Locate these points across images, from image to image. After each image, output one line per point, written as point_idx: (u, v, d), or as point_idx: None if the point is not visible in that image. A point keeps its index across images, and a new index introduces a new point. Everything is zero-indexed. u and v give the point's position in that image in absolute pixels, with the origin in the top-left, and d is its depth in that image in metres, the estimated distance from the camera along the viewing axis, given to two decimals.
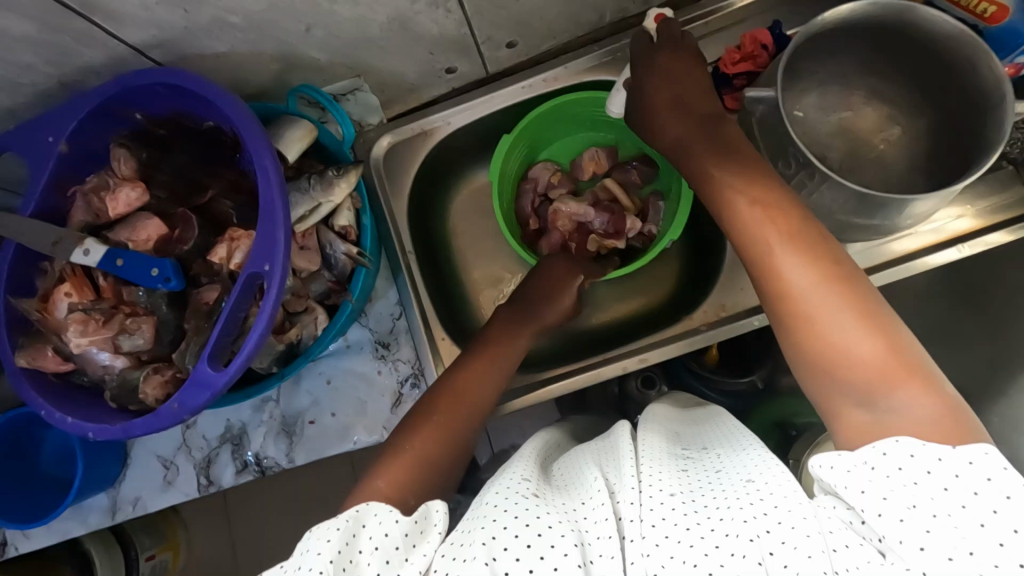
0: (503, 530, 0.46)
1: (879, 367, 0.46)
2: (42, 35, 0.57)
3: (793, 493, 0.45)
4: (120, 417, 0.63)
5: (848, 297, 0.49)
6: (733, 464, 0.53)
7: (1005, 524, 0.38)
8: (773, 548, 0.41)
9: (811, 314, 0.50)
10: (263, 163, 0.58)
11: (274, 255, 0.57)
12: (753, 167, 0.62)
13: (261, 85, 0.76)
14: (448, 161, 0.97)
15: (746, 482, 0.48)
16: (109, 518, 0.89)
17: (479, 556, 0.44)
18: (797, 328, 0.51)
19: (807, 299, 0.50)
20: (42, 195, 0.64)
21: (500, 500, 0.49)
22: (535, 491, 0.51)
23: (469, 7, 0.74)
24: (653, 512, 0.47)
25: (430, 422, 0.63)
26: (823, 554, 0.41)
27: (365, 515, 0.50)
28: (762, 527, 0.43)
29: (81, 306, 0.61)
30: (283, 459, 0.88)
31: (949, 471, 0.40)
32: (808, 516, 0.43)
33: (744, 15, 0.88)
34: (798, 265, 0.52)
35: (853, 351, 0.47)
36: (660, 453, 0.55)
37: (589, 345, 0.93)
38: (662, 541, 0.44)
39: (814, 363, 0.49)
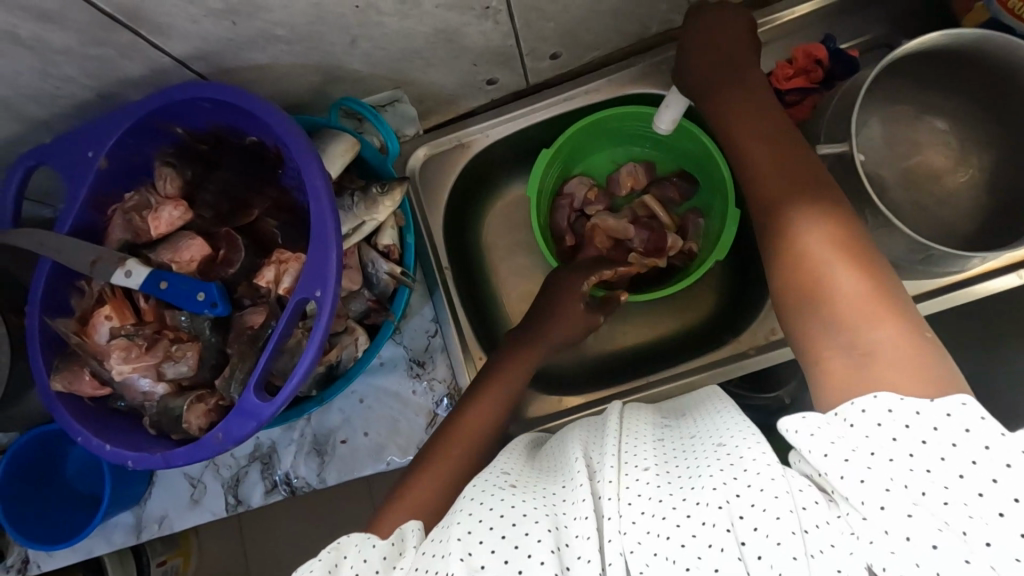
0: (479, 522, 0.51)
1: (859, 304, 0.49)
2: (84, 47, 0.54)
3: (761, 455, 0.48)
4: (161, 444, 0.60)
5: (879, 297, 0.49)
6: (706, 430, 0.57)
7: (983, 474, 0.40)
8: (742, 512, 0.45)
9: (841, 310, 0.49)
10: (314, 184, 0.56)
11: (326, 282, 0.55)
12: (810, 181, 0.58)
13: (301, 96, 0.73)
14: (483, 174, 0.94)
15: (716, 449, 0.53)
16: (135, 537, 0.86)
17: (456, 552, 0.48)
18: (794, 275, 0.54)
19: (840, 292, 0.50)
20: (80, 212, 0.61)
21: (475, 494, 0.54)
22: (511, 482, 0.57)
23: (517, 20, 0.71)
24: (628, 489, 0.51)
25: (437, 459, 0.66)
26: (790, 515, 0.44)
27: (345, 546, 0.55)
28: (731, 492, 0.46)
29: (123, 331, 0.60)
30: (314, 479, 0.86)
31: (926, 425, 0.42)
32: (777, 477, 0.46)
33: (798, 27, 0.84)
34: (829, 257, 0.52)
35: (838, 291, 0.50)
36: (640, 432, 0.60)
37: (627, 366, 0.91)
38: (637, 518, 0.48)
39: (805, 304, 0.52)
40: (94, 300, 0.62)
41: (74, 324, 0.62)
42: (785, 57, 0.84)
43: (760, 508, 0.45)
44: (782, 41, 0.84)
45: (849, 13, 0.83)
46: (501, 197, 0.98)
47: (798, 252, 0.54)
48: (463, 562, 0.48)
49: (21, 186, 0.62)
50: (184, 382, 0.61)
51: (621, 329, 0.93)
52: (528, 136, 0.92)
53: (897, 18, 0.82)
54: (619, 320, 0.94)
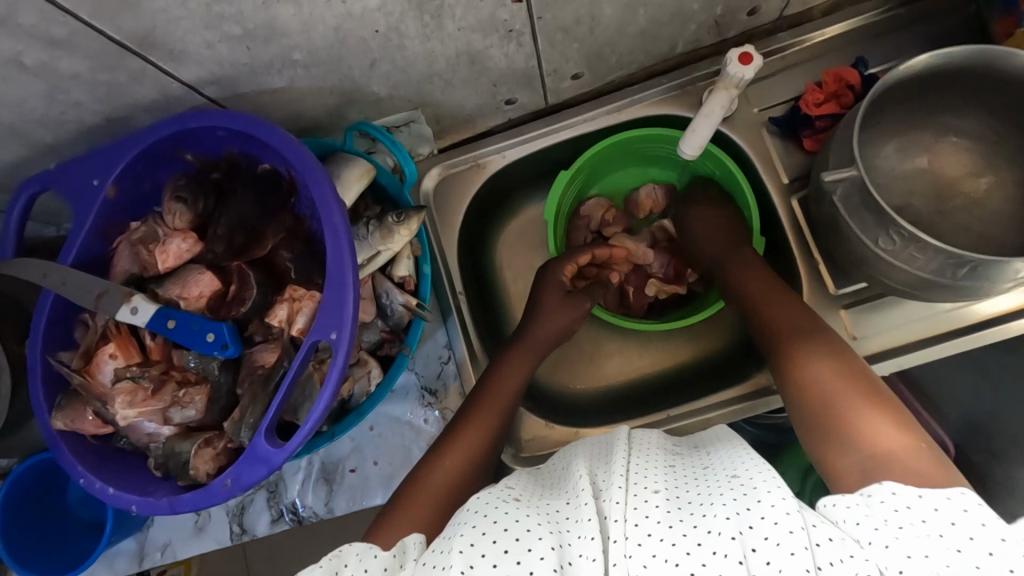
0: (481, 535, 0.49)
1: (889, 441, 0.53)
2: (93, 73, 0.52)
3: (777, 488, 0.48)
4: (165, 488, 0.58)
5: (875, 401, 0.57)
6: (721, 463, 0.56)
7: (982, 549, 0.43)
8: (756, 544, 0.44)
9: (845, 413, 0.57)
10: (331, 221, 0.54)
11: (342, 323, 0.53)
12: (812, 322, 0.69)
13: (316, 118, 0.71)
14: (499, 195, 0.91)
15: (731, 480, 0.52)
16: (136, 565, 0.81)
17: (457, 565, 0.47)
18: (827, 417, 0.58)
19: (841, 402, 0.58)
20: (85, 242, 0.59)
21: (478, 508, 0.53)
22: (515, 497, 0.55)
23: (542, 42, 0.68)
24: (638, 510, 0.50)
25: (439, 468, 0.65)
26: (804, 550, 0.44)
27: (346, 554, 0.53)
28: (745, 523, 0.46)
29: (128, 372, 0.58)
30: (321, 509, 0.81)
31: (929, 506, 0.47)
32: (791, 512, 0.46)
33: (829, 48, 0.82)
34: (830, 378, 0.61)
35: (870, 431, 0.55)
36: (650, 452, 0.59)
37: (647, 395, 0.88)
38: (644, 541, 0.47)
39: (837, 440, 0.56)
40: (98, 335, 0.59)
41: (77, 360, 0.59)
42: (815, 79, 0.81)
43: (774, 542, 0.44)
44: (813, 63, 0.82)
45: (882, 37, 0.80)
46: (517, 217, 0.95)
47: (804, 378, 0.63)
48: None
49: (24, 214, 0.59)
50: (191, 424, 0.59)
51: (638, 355, 0.91)
52: (547, 156, 0.89)
53: (934, 41, 0.79)
54: (635, 346, 0.92)
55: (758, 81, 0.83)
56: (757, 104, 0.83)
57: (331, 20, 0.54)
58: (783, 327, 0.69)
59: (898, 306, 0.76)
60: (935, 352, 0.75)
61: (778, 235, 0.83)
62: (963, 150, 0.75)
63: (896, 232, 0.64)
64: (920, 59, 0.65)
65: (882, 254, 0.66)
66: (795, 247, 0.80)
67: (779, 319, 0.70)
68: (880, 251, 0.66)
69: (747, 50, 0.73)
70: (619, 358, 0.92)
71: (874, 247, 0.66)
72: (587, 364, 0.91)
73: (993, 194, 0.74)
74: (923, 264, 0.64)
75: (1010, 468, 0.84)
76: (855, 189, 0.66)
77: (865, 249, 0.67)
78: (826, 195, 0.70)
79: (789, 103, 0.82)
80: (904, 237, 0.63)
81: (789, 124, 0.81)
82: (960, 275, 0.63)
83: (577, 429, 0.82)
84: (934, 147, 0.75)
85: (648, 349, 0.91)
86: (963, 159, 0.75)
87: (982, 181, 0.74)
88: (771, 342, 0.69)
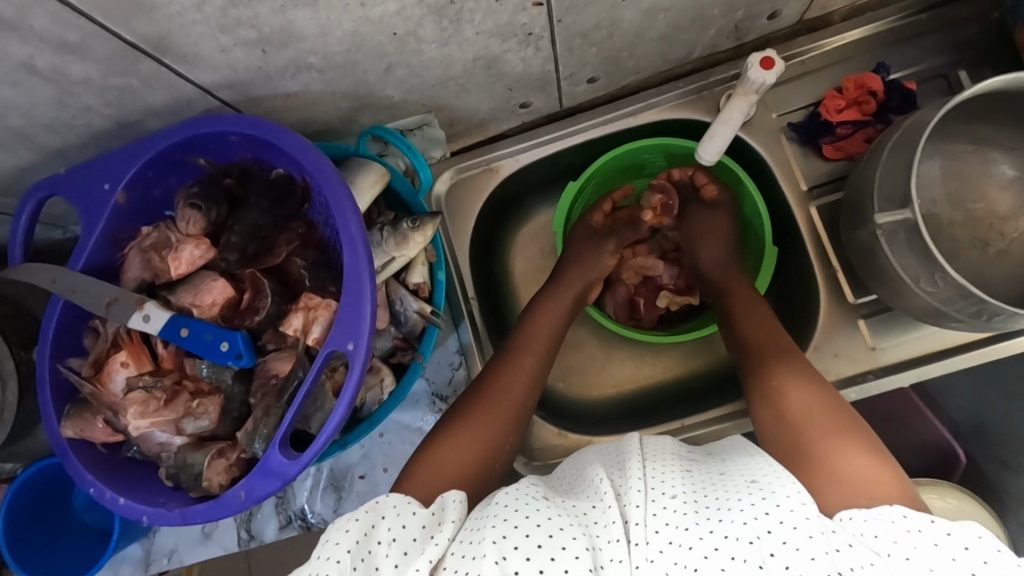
0: (514, 528, 0.48)
1: (869, 474, 0.51)
2: (105, 78, 0.51)
3: (795, 494, 0.48)
4: (177, 499, 0.57)
5: (848, 429, 0.56)
6: (736, 467, 0.55)
7: None
8: (773, 549, 0.44)
9: (816, 438, 0.56)
10: (349, 231, 0.52)
11: (359, 334, 0.52)
12: (784, 337, 0.69)
13: (328, 122, 0.69)
14: (511, 199, 0.90)
15: (749, 483, 0.51)
16: (143, 572, 0.80)
17: (490, 555, 0.46)
18: (800, 439, 0.57)
19: (814, 427, 0.57)
20: (95, 249, 0.58)
21: (509, 501, 0.51)
22: (543, 495, 0.53)
23: (559, 46, 0.67)
24: (657, 516, 0.49)
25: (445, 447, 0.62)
26: (824, 556, 0.43)
27: (383, 506, 0.52)
28: (763, 527, 0.46)
29: (140, 382, 0.57)
30: (330, 516, 0.79)
31: (960, 544, 0.44)
32: (810, 517, 0.46)
33: (849, 54, 0.80)
34: (808, 403, 0.60)
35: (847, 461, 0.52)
36: (665, 455, 0.58)
37: (658, 406, 0.87)
38: (665, 547, 0.47)
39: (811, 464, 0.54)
40: (109, 343, 0.58)
41: (87, 368, 0.58)
42: (835, 85, 0.80)
43: (792, 546, 0.44)
44: (833, 68, 0.80)
45: (903, 43, 0.79)
46: (529, 221, 0.94)
47: (781, 398, 0.62)
48: (497, 566, 0.45)
49: (32, 219, 0.58)
50: (204, 435, 0.58)
51: (648, 360, 0.91)
52: (560, 161, 0.88)
53: (956, 48, 0.78)
54: (647, 354, 0.91)
55: (778, 86, 0.81)
56: (775, 109, 0.82)
57: (348, 25, 0.53)
58: (758, 343, 0.69)
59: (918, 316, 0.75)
60: (955, 364, 0.74)
61: (795, 242, 0.82)
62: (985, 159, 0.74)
63: (941, 276, 0.62)
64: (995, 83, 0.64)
65: (921, 293, 0.65)
66: (812, 254, 0.79)
67: (758, 333, 0.71)
68: (919, 290, 0.65)
69: (769, 55, 0.71)
70: (630, 365, 0.91)
71: (914, 287, 0.65)
72: (596, 371, 0.91)
73: (1016, 203, 0.72)
74: (960, 308, 0.63)
75: None
76: (902, 227, 0.65)
77: (904, 285, 0.67)
78: (867, 223, 0.68)
79: (807, 109, 0.81)
80: (948, 282, 0.62)
81: (808, 131, 0.79)
82: (993, 320, 0.63)
83: (588, 437, 0.81)
84: (959, 154, 0.74)
85: (659, 356, 0.91)
86: (986, 168, 0.73)
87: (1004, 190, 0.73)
88: (755, 360, 0.68)
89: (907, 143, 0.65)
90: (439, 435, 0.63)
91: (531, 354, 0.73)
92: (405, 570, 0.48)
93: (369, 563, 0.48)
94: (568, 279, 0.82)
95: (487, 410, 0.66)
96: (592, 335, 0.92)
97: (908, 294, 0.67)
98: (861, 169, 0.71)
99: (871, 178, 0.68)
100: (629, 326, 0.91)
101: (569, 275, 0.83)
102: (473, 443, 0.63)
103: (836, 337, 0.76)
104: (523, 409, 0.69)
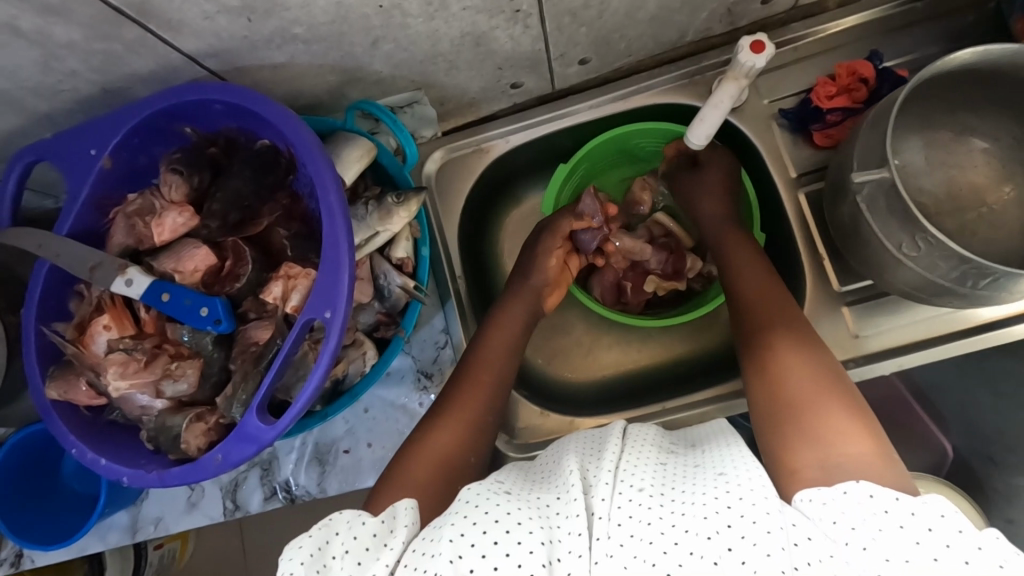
0: (471, 525, 0.48)
1: (855, 453, 0.50)
2: (89, 42, 0.51)
3: (760, 487, 0.47)
4: (156, 462, 0.59)
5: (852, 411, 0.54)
6: (711, 459, 0.55)
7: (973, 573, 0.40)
8: (732, 544, 0.44)
9: (808, 416, 0.54)
10: (328, 200, 0.53)
11: (336, 303, 0.53)
12: (795, 313, 0.67)
13: (317, 96, 0.70)
14: (502, 180, 0.90)
15: (719, 476, 0.51)
16: (129, 538, 0.79)
17: (445, 553, 0.46)
18: (787, 414, 0.56)
19: (817, 408, 0.55)
20: (80, 214, 0.59)
21: (471, 496, 0.52)
22: (506, 489, 0.54)
23: (548, 24, 0.67)
24: (621, 509, 0.49)
25: (423, 446, 0.63)
26: (780, 552, 0.43)
27: (336, 522, 0.52)
28: (725, 522, 0.45)
29: (121, 344, 0.59)
30: (314, 488, 0.78)
31: (922, 525, 0.43)
32: (771, 511, 0.45)
33: (843, 41, 0.80)
34: (803, 383, 0.58)
35: (832, 441, 0.51)
36: (643, 447, 0.58)
37: (640, 391, 0.87)
38: (626, 541, 0.46)
39: (797, 441, 0.53)
40: (92, 306, 0.59)
41: (71, 331, 0.60)
42: (827, 72, 0.79)
43: (750, 541, 0.43)
44: (826, 54, 0.80)
45: (899, 31, 0.78)
46: (520, 203, 0.94)
47: (785, 377, 0.59)
48: (451, 564, 0.46)
49: (20, 183, 0.59)
50: (184, 399, 0.60)
51: (633, 343, 0.91)
52: (551, 143, 0.88)
53: (952, 38, 0.77)
54: (634, 339, 0.91)
55: (769, 72, 0.81)
56: (767, 96, 0.81)
57: None
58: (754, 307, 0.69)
59: (902, 305, 0.75)
60: (937, 354, 0.74)
61: (784, 229, 0.82)
62: (975, 149, 0.74)
63: (922, 238, 0.62)
64: (961, 55, 0.64)
65: (904, 260, 0.65)
66: (798, 240, 0.79)
67: (767, 309, 0.67)
68: (902, 256, 0.65)
69: (759, 38, 0.71)
70: (617, 350, 0.91)
71: (896, 251, 0.65)
72: (583, 356, 0.91)
73: (1005, 196, 0.72)
74: (944, 272, 0.63)
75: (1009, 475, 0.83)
76: (881, 191, 0.65)
77: (888, 255, 0.66)
78: (848, 193, 0.69)
79: (799, 95, 0.80)
80: (930, 244, 0.62)
81: (799, 118, 0.79)
82: (980, 286, 0.62)
83: (571, 418, 0.81)
84: (942, 143, 0.75)
85: (646, 339, 0.91)
86: (975, 160, 0.73)
87: (993, 182, 0.73)
88: (749, 322, 0.68)
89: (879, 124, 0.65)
90: (428, 423, 0.66)
91: (489, 370, 0.71)
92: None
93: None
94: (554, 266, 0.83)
95: (465, 402, 0.68)
96: (580, 319, 0.93)
97: (892, 265, 0.66)
98: (841, 146, 0.71)
99: (850, 157, 0.68)
100: (617, 310, 0.92)
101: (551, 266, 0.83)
102: (453, 430, 0.65)
103: (818, 325, 0.76)
104: (491, 416, 0.69)
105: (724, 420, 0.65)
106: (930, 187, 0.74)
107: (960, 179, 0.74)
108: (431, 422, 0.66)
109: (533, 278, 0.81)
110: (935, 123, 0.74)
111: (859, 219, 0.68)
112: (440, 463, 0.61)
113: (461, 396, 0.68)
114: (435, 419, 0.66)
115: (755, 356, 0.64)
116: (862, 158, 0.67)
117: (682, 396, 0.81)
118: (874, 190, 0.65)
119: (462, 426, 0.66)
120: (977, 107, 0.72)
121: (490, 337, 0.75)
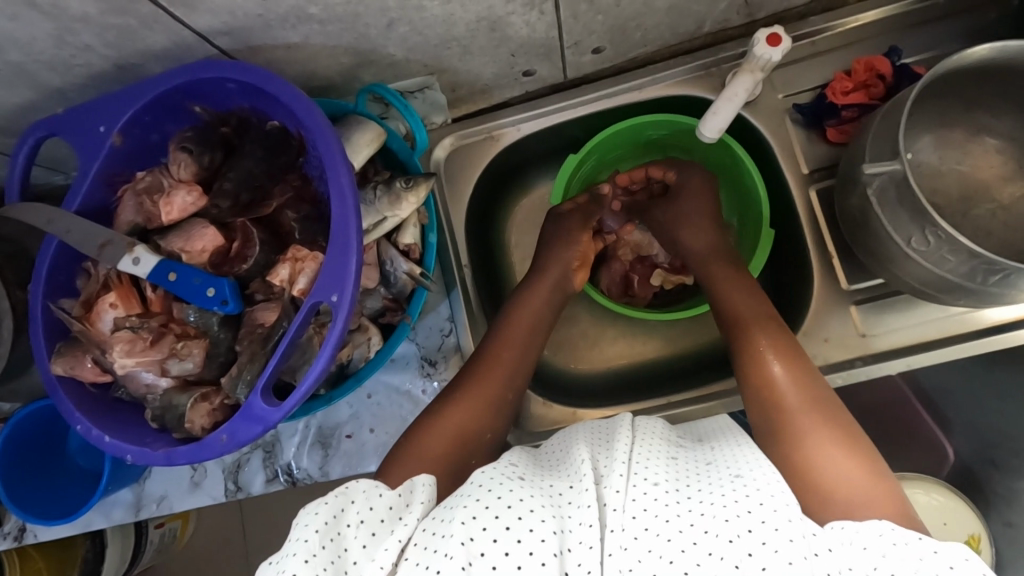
0: (484, 509, 0.48)
1: (861, 496, 0.50)
2: (103, 17, 0.51)
3: (780, 493, 0.47)
4: (161, 440, 0.59)
5: (843, 429, 0.55)
6: (723, 457, 0.55)
7: None
8: (752, 549, 0.44)
9: (814, 446, 0.54)
10: (339, 181, 0.53)
11: (343, 286, 0.53)
12: (771, 315, 0.68)
13: (328, 78, 0.69)
14: (510, 169, 0.89)
15: (734, 478, 0.51)
16: (132, 516, 0.79)
17: (457, 535, 0.46)
18: (792, 438, 0.55)
19: (819, 439, 0.54)
20: (90, 190, 0.59)
21: (483, 480, 0.51)
22: (519, 474, 0.54)
23: (565, 11, 0.66)
24: (635, 502, 0.49)
25: (426, 424, 0.63)
26: (802, 561, 0.43)
27: (352, 491, 0.51)
28: (744, 527, 0.45)
29: (128, 322, 0.59)
30: (316, 472, 0.77)
31: (946, 563, 0.43)
32: (793, 520, 0.45)
33: (862, 36, 0.78)
34: (806, 406, 0.57)
35: (837, 476, 0.51)
36: (653, 439, 0.57)
37: (645, 382, 0.87)
38: (640, 534, 0.46)
39: (798, 472, 0.53)
40: (100, 284, 0.60)
41: (78, 308, 0.60)
42: (845, 67, 0.78)
43: (771, 547, 0.44)
44: (846, 49, 0.79)
45: (921, 26, 0.77)
46: (527, 193, 0.94)
47: (775, 384, 0.60)
48: (463, 547, 0.46)
49: (30, 158, 0.59)
50: (190, 378, 0.61)
51: (637, 336, 0.91)
52: (561, 133, 0.87)
53: (974, 35, 0.76)
54: (639, 332, 0.91)
55: (786, 66, 0.80)
56: (782, 90, 0.80)
57: None
58: (747, 322, 0.67)
59: (911, 306, 0.74)
60: (945, 355, 0.73)
61: (795, 225, 0.81)
62: (990, 150, 0.73)
63: (932, 233, 0.62)
64: (977, 51, 0.63)
65: (912, 254, 0.64)
66: (807, 237, 0.79)
67: (746, 310, 0.69)
68: (910, 251, 0.64)
69: (775, 31, 0.70)
70: (622, 343, 0.91)
71: (905, 247, 0.64)
72: (587, 347, 0.91)
73: (1019, 199, 0.71)
74: (953, 268, 0.62)
75: (1009, 480, 0.82)
76: (893, 184, 0.64)
77: (895, 248, 0.66)
78: (858, 185, 0.68)
79: (815, 90, 0.79)
80: (940, 238, 0.61)
81: (814, 113, 0.78)
82: (990, 281, 0.61)
83: (575, 410, 0.80)
84: (958, 143, 0.74)
85: (651, 332, 0.91)
86: (989, 160, 0.73)
87: (1010, 186, 0.72)
88: (729, 326, 0.69)
89: (893, 115, 0.65)
90: (430, 411, 0.65)
91: (509, 346, 0.71)
92: (374, 550, 0.48)
93: (339, 544, 0.48)
94: (552, 254, 0.82)
95: (486, 373, 0.68)
96: (585, 310, 0.93)
97: (900, 259, 0.66)
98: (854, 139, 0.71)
99: (862, 150, 0.67)
100: (623, 302, 0.91)
101: (551, 264, 0.81)
102: (473, 408, 0.65)
103: (826, 321, 0.76)
104: (514, 398, 0.69)
105: (726, 418, 0.65)
106: (945, 188, 0.73)
107: (976, 181, 0.73)
108: (445, 397, 0.66)
109: (559, 252, 0.82)
110: (954, 122, 0.73)
111: (867, 211, 0.67)
112: (456, 435, 0.62)
113: (466, 383, 0.67)
114: (451, 392, 0.67)
115: (744, 355, 0.64)
116: (874, 151, 0.66)
117: (686, 391, 0.80)
118: (886, 184, 0.65)
119: (474, 407, 0.65)
120: (995, 107, 0.71)
121: (512, 317, 0.75)
